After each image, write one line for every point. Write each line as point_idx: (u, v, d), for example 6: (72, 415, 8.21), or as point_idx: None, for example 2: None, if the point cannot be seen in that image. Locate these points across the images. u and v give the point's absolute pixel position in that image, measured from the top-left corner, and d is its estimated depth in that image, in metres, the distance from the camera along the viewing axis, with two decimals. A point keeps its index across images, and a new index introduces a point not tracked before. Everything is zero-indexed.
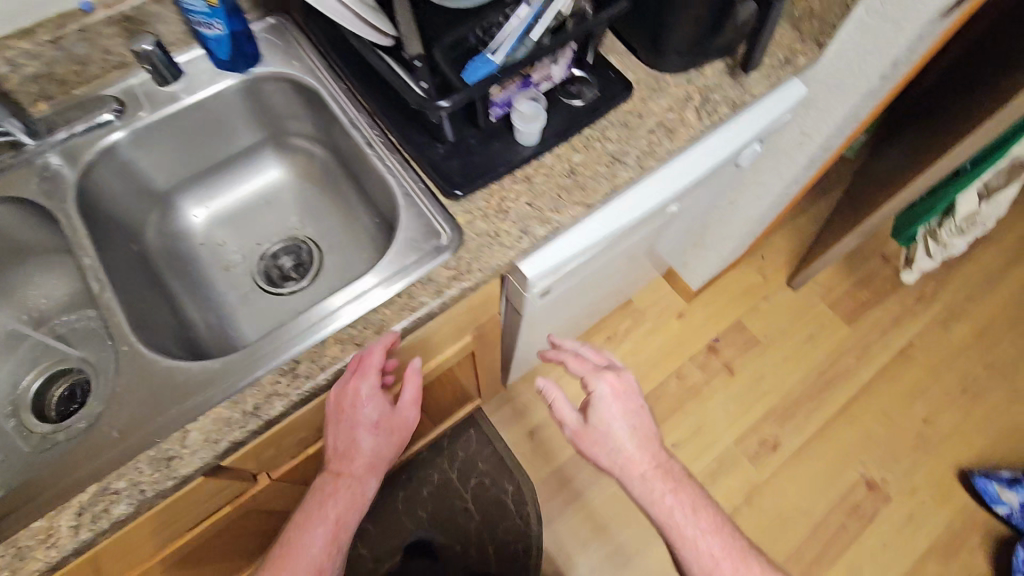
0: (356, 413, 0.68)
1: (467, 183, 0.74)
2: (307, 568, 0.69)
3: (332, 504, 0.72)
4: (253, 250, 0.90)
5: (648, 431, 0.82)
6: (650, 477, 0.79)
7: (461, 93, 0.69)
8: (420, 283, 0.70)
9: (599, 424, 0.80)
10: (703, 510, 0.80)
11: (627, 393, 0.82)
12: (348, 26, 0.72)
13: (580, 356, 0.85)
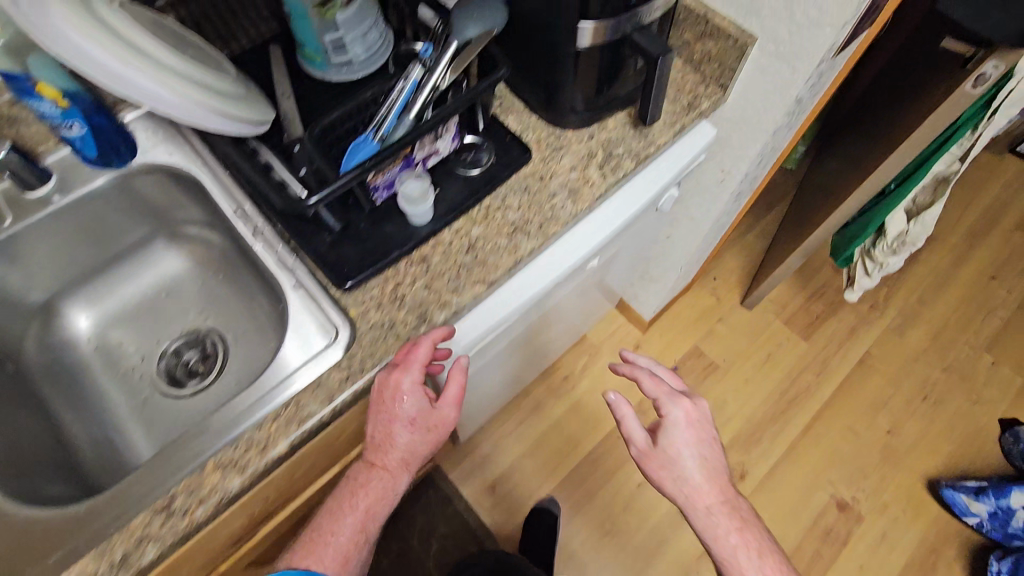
0: (395, 407, 0.66)
1: (356, 274, 0.71)
2: (334, 558, 0.67)
3: (365, 493, 0.69)
4: (152, 350, 0.88)
5: (719, 464, 0.80)
6: (716, 510, 0.77)
7: (332, 186, 0.65)
8: (310, 388, 0.66)
9: (667, 448, 0.79)
10: (766, 548, 0.78)
11: (702, 421, 0.81)
12: (219, 127, 0.68)
13: (654, 379, 0.84)
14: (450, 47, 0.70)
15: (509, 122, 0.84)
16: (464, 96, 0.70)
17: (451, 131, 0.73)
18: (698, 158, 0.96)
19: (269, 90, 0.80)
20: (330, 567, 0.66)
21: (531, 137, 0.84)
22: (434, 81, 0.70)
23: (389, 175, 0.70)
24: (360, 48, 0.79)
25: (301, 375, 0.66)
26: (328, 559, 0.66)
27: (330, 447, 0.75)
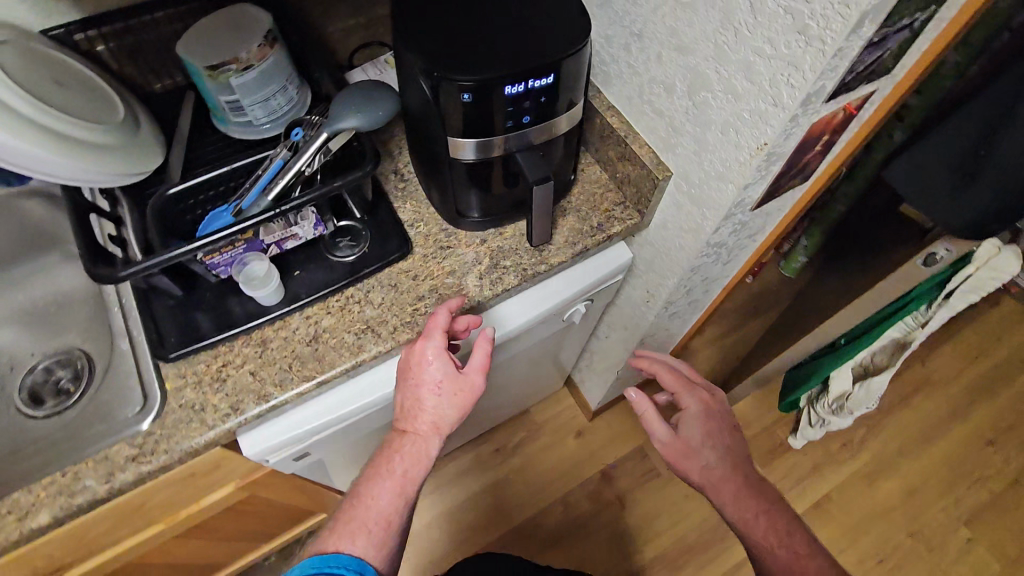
0: (419, 373, 0.68)
1: (180, 346, 0.68)
2: (374, 522, 0.63)
3: (399, 461, 0.67)
4: (25, 361, 0.89)
5: (737, 450, 0.80)
6: (743, 494, 0.75)
7: (157, 259, 0.62)
8: (93, 460, 0.64)
9: (689, 437, 0.80)
10: (802, 534, 0.73)
11: (717, 411, 0.84)
12: (87, 181, 0.66)
13: (674, 375, 0.88)
14: (320, 135, 0.67)
15: (401, 210, 0.80)
16: (322, 189, 0.66)
17: (311, 220, 0.70)
18: (614, 278, 0.89)
19: (165, 135, 0.79)
20: (372, 531, 0.63)
21: (420, 230, 0.79)
22: (298, 167, 0.66)
23: (230, 254, 0.67)
24: (261, 112, 0.76)
25: (90, 443, 0.64)
26: (364, 525, 0.63)
27: (133, 512, 0.73)
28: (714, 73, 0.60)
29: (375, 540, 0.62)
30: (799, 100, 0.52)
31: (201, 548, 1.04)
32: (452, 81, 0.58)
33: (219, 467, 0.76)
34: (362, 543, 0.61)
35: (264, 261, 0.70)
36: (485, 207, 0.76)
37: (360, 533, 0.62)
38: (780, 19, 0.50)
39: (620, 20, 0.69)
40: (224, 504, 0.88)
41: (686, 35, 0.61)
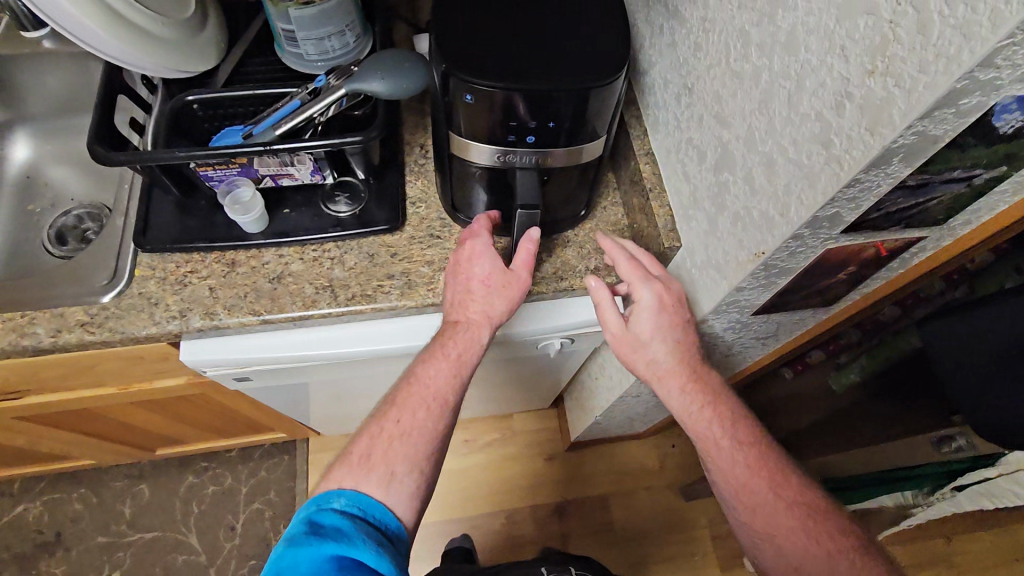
0: (470, 269, 0.68)
1: (157, 242, 0.72)
2: (428, 401, 0.64)
3: (453, 345, 0.66)
4: (63, 203, 0.98)
5: (691, 349, 0.67)
6: (693, 393, 0.67)
7: (151, 157, 0.64)
8: (49, 314, 0.69)
9: (641, 334, 0.66)
10: (746, 425, 0.69)
11: (676, 305, 0.66)
12: (133, 66, 0.69)
13: (631, 262, 0.67)
14: (340, 89, 0.67)
15: (410, 185, 0.80)
16: (323, 141, 0.66)
17: (308, 165, 0.71)
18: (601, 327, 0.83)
19: (228, 45, 0.82)
20: (421, 409, 0.63)
21: (418, 211, 0.78)
22: (309, 113, 0.67)
23: (222, 172, 0.69)
24: (313, 49, 0.77)
25: (55, 297, 0.69)
26: (420, 404, 0.63)
27: (83, 370, 0.78)
28: (740, 158, 0.53)
29: (432, 415, 0.63)
30: (804, 220, 0.45)
31: (157, 421, 1.11)
32: (464, 81, 0.55)
33: (165, 361, 0.80)
34: (411, 418, 0.62)
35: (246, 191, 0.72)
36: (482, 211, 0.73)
37: (420, 411, 0.63)
38: (809, 123, 0.43)
39: (680, 69, 0.63)
40: (178, 393, 0.93)
41: (727, 106, 0.54)
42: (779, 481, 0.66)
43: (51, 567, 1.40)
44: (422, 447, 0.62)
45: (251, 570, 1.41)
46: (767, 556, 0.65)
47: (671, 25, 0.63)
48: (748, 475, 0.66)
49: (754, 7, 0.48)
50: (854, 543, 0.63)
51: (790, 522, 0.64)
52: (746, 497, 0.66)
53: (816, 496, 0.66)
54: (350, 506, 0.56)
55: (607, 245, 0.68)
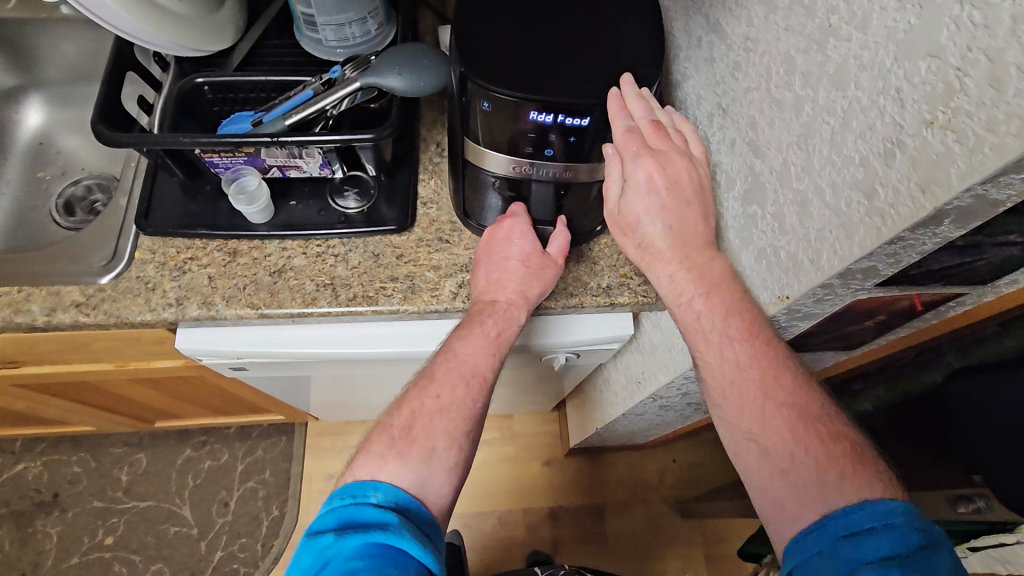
0: (507, 250, 0.67)
1: (159, 226, 0.70)
2: (465, 376, 0.60)
3: (492, 323, 0.63)
4: (75, 172, 0.97)
5: (688, 228, 0.55)
6: (683, 278, 0.54)
7: (156, 140, 0.62)
8: (46, 290, 0.68)
9: (630, 214, 0.57)
10: (742, 317, 0.51)
11: (673, 184, 0.56)
12: (144, 42, 0.67)
13: (627, 131, 0.54)
14: (355, 82, 0.63)
15: (423, 184, 0.77)
16: (334, 135, 0.63)
17: (317, 159, 0.68)
18: (608, 346, 0.80)
19: (247, 23, 0.79)
20: (459, 384, 0.60)
21: (429, 212, 0.75)
22: (322, 105, 0.64)
23: (228, 160, 0.67)
24: (332, 35, 0.74)
25: (52, 275, 0.68)
26: (460, 379, 0.60)
27: (79, 347, 0.77)
28: (771, 192, 0.50)
29: (471, 391, 0.60)
30: (836, 269, 0.41)
31: (154, 396, 1.10)
32: (484, 87, 0.52)
33: (161, 345, 0.78)
34: (450, 392, 0.59)
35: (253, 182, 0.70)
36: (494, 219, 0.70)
37: (459, 386, 0.60)
38: (851, 167, 0.39)
39: (715, 87, 0.59)
40: (175, 375, 0.92)
41: (763, 135, 0.51)
42: (772, 383, 0.50)
43: (46, 526, 1.41)
44: (463, 422, 0.58)
45: (241, 547, 1.41)
46: (749, 466, 0.51)
47: (709, 39, 0.59)
48: (737, 375, 0.51)
49: (803, 32, 0.44)
50: (846, 449, 0.48)
51: (779, 429, 0.49)
52: (734, 399, 0.51)
53: (817, 402, 0.50)
54: (387, 501, 0.51)
55: (612, 107, 0.53)
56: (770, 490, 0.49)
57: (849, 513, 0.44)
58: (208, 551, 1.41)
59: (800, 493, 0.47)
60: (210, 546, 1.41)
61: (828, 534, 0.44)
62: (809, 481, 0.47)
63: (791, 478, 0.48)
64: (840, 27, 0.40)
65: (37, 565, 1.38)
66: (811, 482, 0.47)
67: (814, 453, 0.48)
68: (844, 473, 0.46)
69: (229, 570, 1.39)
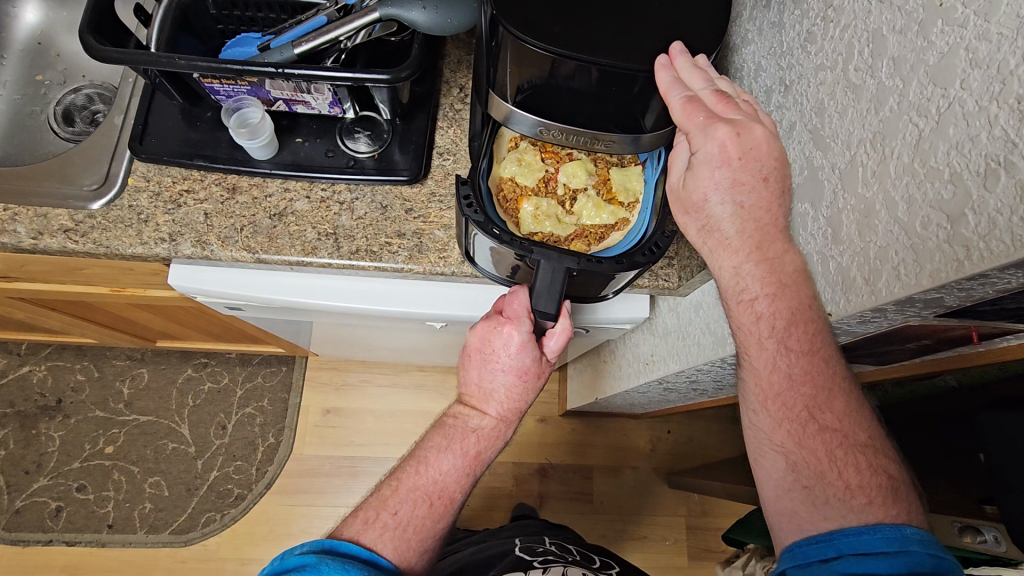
0: (499, 359, 0.60)
1: (154, 152, 0.65)
2: (431, 497, 0.59)
3: (474, 441, 0.62)
4: (75, 80, 0.92)
5: (764, 212, 0.47)
6: (748, 271, 0.47)
7: (148, 58, 0.56)
8: (33, 212, 0.64)
9: (695, 193, 0.49)
10: (807, 327, 0.45)
11: (748, 158, 0.46)
12: None
13: (686, 102, 0.46)
14: (373, 12, 0.56)
15: (441, 133, 0.71)
16: (345, 71, 0.57)
17: (325, 96, 0.63)
18: (620, 326, 0.76)
19: None
20: (420, 505, 0.58)
21: (444, 164, 0.69)
22: (335, 36, 0.57)
23: (230, 88, 0.62)
24: None
25: (40, 196, 0.64)
26: (424, 497, 0.59)
27: (70, 270, 0.74)
28: (829, 192, 0.44)
29: (433, 513, 0.59)
30: (896, 297, 0.37)
31: (155, 320, 1.08)
32: (517, 38, 0.45)
33: (155, 277, 0.75)
34: (409, 515, 0.58)
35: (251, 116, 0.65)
36: (501, 270, 0.61)
37: (421, 507, 0.58)
38: (936, 182, 0.34)
39: (779, 58, 0.52)
40: (171, 304, 0.89)
41: (830, 124, 0.44)
42: (822, 403, 0.46)
43: (49, 430, 1.44)
44: (419, 545, 0.57)
45: (236, 470, 1.44)
46: (768, 474, 0.48)
47: (781, 1, 0.51)
48: (786, 390, 0.46)
49: (902, 8, 0.37)
50: (882, 481, 0.45)
51: (813, 449, 0.46)
52: (774, 411, 0.47)
53: (863, 431, 0.46)
54: (313, 548, 0.50)
55: (663, 79, 0.46)
56: (783, 502, 0.46)
57: (860, 533, 0.42)
58: (204, 470, 1.44)
59: (817, 517, 0.44)
60: (207, 465, 1.45)
61: (835, 548, 0.42)
62: (831, 505, 0.44)
63: (814, 497, 0.45)
64: (954, 8, 0.33)
65: (39, 466, 1.42)
66: (834, 503, 0.44)
67: (846, 483, 0.44)
68: (875, 507, 0.43)
69: (223, 490, 1.43)
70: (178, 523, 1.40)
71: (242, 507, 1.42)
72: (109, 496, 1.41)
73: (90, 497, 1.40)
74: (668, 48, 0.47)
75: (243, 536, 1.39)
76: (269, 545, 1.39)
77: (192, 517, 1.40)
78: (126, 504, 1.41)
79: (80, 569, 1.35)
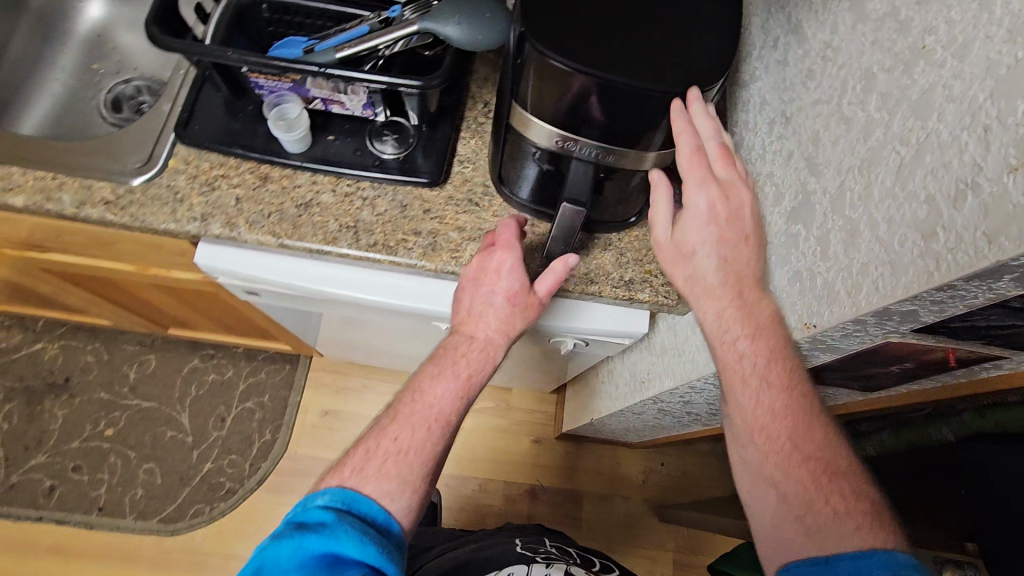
0: (494, 282, 0.64)
1: (196, 137, 0.70)
2: (431, 418, 0.60)
3: (465, 365, 0.63)
4: (127, 72, 0.98)
5: (743, 263, 0.52)
6: (731, 316, 0.50)
7: (203, 50, 0.61)
8: (78, 183, 0.69)
9: (682, 242, 0.53)
10: (785, 365, 0.49)
11: (734, 218, 0.52)
12: None
13: (693, 151, 0.53)
14: (412, 25, 0.61)
15: (463, 143, 0.75)
16: (381, 75, 0.62)
17: (360, 98, 0.67)
18: (618, 340, 0.79)
19: None
20: (419, 428, 0.59)
21: (463, 171, 0.74)
22: (375, 44, 0.62)
23: (274, 84, 0.67)
24: None
25: (87, 169, 0.69)
26: (421, 421, 0.59)
27: (103, 243, 0.78)
28: (820, 214, 0.47)
29: (431, 435, 0.59)
30: (874, 308, 0.39)
31: (171, 303, 1.12)
32: (542, 54, 0.49)
33: (180, 257, 0.79)
34: (409, 441, 0.58)
35: (281, 111, 0.70)
36: (531, 183, 0.67)
37: (419, 429, 0.59)
38: (913, 203, 0.37)
39: (783, 93, 0.56)
40: (190, 288, 0.93)
41: (824, 152, 0.48)
42: (803, 436, 0.49)
43: (53, 407, 1.47)
44: (418, 469, 0.57)
45: (230, 464, 1.46)
46: (764, 508, 0.50)
47: (787, 42, 0.56)
48: (770, 423, 0.49)
49: (891, 49, 0.41)
50: (866, 507, 0.47)
51: (799, 478, 0.48)
52: (762, 445, 0.50)
53: (845, 460, 0.49)
54: (334, 501, 0.52)
55: (677, 125, 0.52)
56: (782, 533, 0.48)
57: (857, 558, 0.44)
58: (199, 461, 1.45)
59: (812, 544, 0.46)
60: (202, 457, 1.46)
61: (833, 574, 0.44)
62: (827, 534, 0.46)
63: (808, 526, 0.47)
64: (934, 49, 0.37)
65: (39, 442, 1.44)
66: (828, 531, 0.46)
67: (835, 509, 0.47)
68: (865, 532, 0.45)
69: (215, 483, 1.44)
70: (168, 512, 1.41)
71: (232, 501, 1.42)
72: (104, 479, 1.42)
73: (84, 478, 1.42)
74: (685, 95, 0.51)
75: (230, 529, 1.40)
76: (254, 542, 1.40)
77: (181, 506, 1.41)
78: (118, 488, 1.42)
79: (67, 549, 1.36)
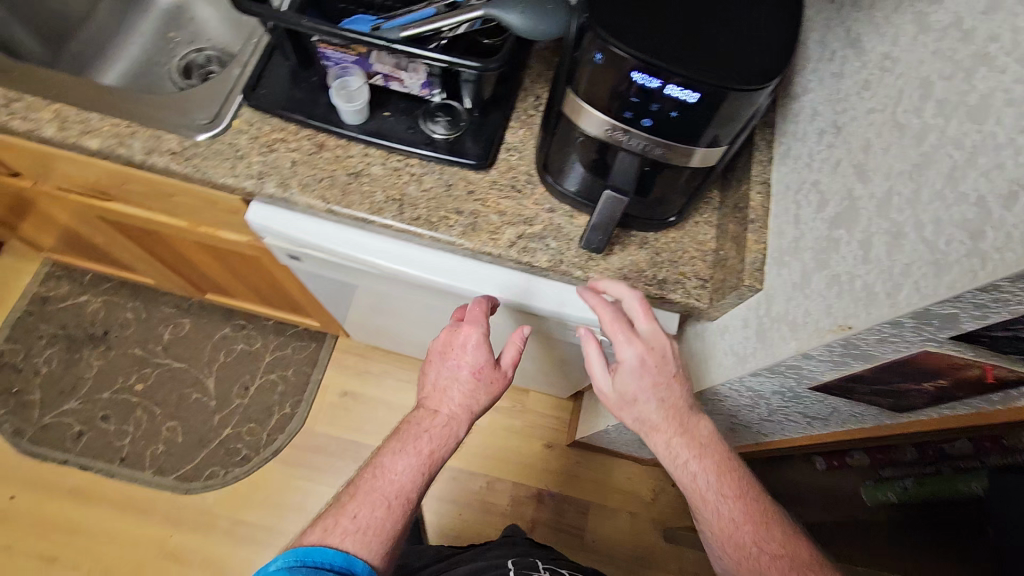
0: (461, 356, 0.68)
1: (262, 101, 0.74)
2: (393, 494, 0.61)
3: (426, 440, 0.65)
4: (200, 42, 1.04)
5: (680, 401, 0.63)
6: (678, 446, 0.63)
7: (280, 16, 0.65)
8: (150, 132, 0.73)
9: (623, 392, 0.63)
10: (733, 478, 0.63)
11: (662, 365, 0.62)
12: None
13: (612, 318, 0.63)
14: (477, 10, 0.64)
15: (512, 131, 0.77)
16: (443, 55, 0.64)
17: (420, 76, 0.70)
18: None
19: None
20: (378, 510, 0.59)
21: (509, 158, 0.75)
22: (440, 25, 0.65)
23: (340, 56, 0.70)
24: None
25: (158, 120, 0.73)
26: (381, 498, 0.60)
27: (162, 194, 0.83)
28: (864, 219, 0.47)
29: (392, 512, 0.60)
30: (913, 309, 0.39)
31: (213, 266, 1.16)
32: (604, 40, 0.51)
33: (232, 215, 0.82)
34: (370, 517, 0.59)
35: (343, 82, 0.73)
36: (577, 173, 0.68)
37: (378, 508, 0.59)
38: (963, 205, 0.37)
39: (836, 103, 0.56)
40: (235, 249, 0.97)
41: (874, 159, 0.48)
42: (764, 536, 0.61)
43: (90, 357, 1.53)
44: (378, 547, 0.57)
45: (248, 432, 1.49)
46: None
47: (844, 53, 0.56)
48: (733, 530, 0.62)
49: (953, 57, 0.41)
50: None
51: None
52: (733, 551, 0.62)
53: (806, 551, 0.60)
54: (288, 560, 0.53)
55: (593, 301, 0.64)
56: None
57: None
58: (220, 425, 1.49)
59: None
60: (223, 421, 1.50)
61: None
62: None
63: None
64: (998, 56, 0.37)
65: (73, 389, 1.50)
66: None
67: None
68: None
69: (232, 448, 1.47)
70: (184, 470, 1.45)
71: (246, 467, 1.46)
72: (128, 431, 1.47)
73: (111, 428, 1.47)
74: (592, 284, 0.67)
75: (242, 495, 1.43)
76: (263, 510, 1.43)
77: (197, 467, 1.45)
78: (141, 441, 1.47)
79: (86, 494, 1.41)
